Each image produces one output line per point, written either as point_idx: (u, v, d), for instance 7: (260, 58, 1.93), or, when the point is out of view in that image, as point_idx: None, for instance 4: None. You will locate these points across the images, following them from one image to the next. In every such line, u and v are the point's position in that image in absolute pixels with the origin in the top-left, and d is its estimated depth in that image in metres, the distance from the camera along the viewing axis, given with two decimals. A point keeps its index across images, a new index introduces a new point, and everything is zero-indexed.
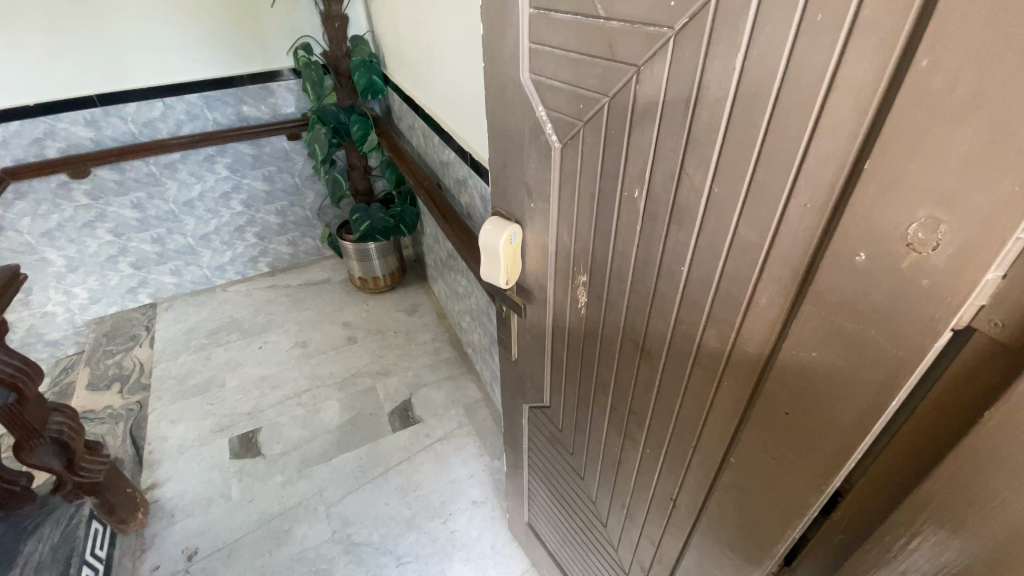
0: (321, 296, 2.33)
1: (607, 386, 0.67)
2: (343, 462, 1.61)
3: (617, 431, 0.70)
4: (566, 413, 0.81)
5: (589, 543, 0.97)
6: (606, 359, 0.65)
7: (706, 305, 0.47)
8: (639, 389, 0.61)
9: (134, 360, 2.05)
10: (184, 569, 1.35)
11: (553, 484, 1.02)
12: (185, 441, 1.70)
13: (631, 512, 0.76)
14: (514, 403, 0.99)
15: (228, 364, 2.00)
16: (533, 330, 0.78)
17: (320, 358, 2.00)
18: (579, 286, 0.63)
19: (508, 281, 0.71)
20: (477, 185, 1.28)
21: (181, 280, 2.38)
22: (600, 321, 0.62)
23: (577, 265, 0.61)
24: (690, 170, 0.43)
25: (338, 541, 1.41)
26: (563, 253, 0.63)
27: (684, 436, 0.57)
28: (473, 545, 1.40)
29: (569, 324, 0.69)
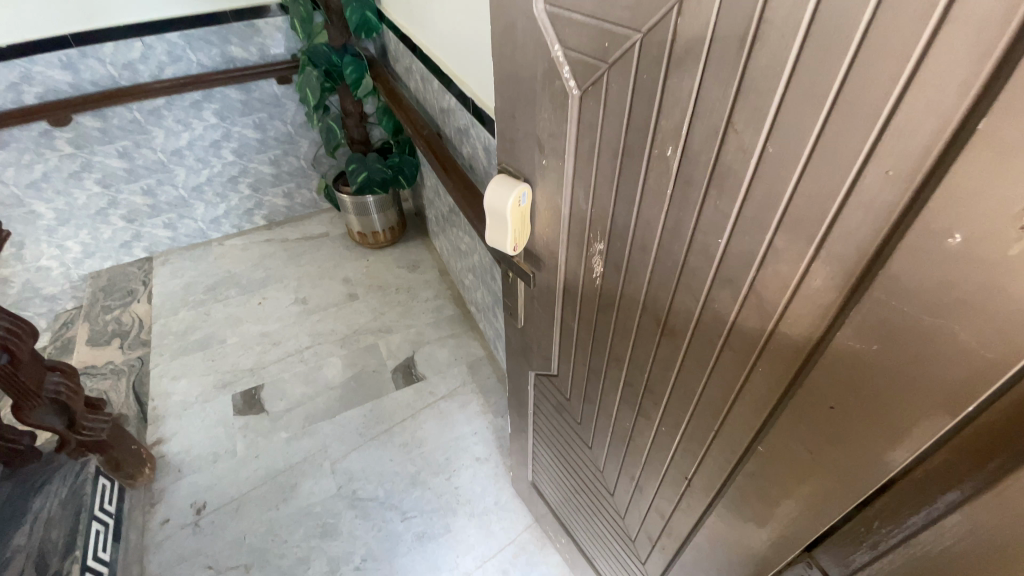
0: (320, 250, 2.27)
1: (621, 361, 0.62)
2: (346, 419, 1.61)
3: (630, 408, 0.66)
4: (575, 382, 0.77)
5: (594, 507, 0.95)
6: (621, 335, 0.60)
7: (745, 286, 0.41)
8: (656, 368, 0.57)
9: (133, 316, 2.02)
10: (193, 521, 1.37)
11: (558, 449, 1.00)
12: (188, 397, 1.69)
13: (639, 485, 0.74)
14: (520, 369, 0.95)
15: (229, 320, 1.97)
16: (541, 299, 0.73)
17: (321, 314, 1.96)
18: (594, 255, 0.57)
19: (515, 248, 0.64)
20: (479, 135, 1.19)
21: (175, 234, 2.31)
22: (616, 295, 0.57)
23: (593, 231, 0.55)
24: (738, 127, 0.36)
25: (344, 496, 1.42)
26: (576, 217, 0.57)
27: (704, 419, 0.53)
28: (476, 500, 1.42)
29: (582, 294, 0.63)
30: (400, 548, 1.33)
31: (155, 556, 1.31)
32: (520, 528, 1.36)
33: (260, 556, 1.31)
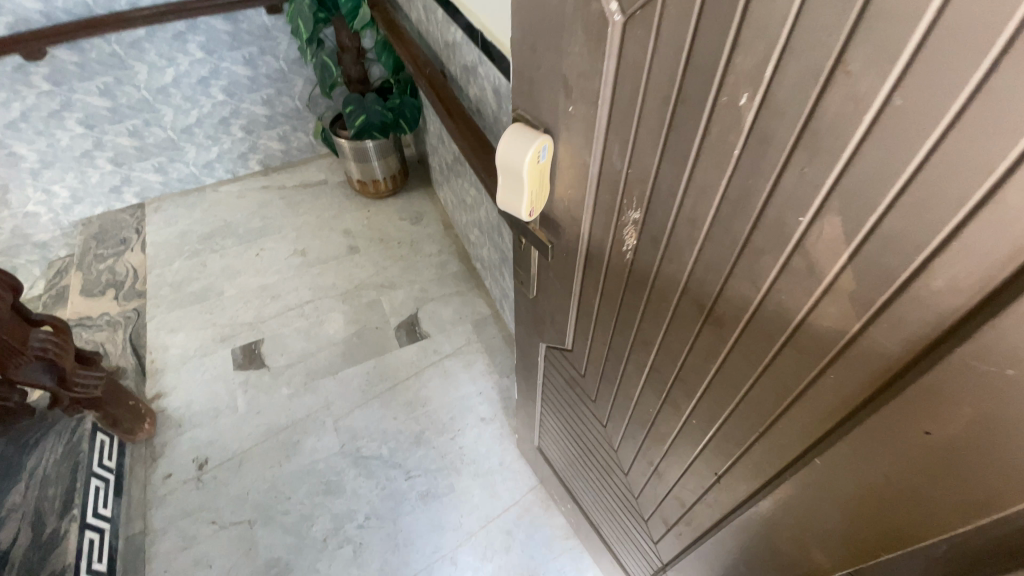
0: (319, 199, 2.16)
1: (649, 346, 0.55)
2: (348, 376, 1.57)
3: (654, 395, 0.59)
4: (591, 360, 0.70)
5: (605, 482, 0.91)
6: (651, 318, 0.52)
7: (828, 277, 0.33)
8: (692, 359, 0.49)
9: (127, 266, 1.95)
10: (196, 477, 1.36)
11: (568, 421, 0.94)
12: (187, 350, 1.65)
13: (657, 471, 0.68)
14: (529, 339, 0.88)
15: (226, 272, 1.90)
16: (558, 271, 0.64)
17: (321, 268, 1.88)
18: (627, 224, 0.48)
19: (531, 213, 0.55)
20: (488, 73, 1.06)
21: (167, 179, 2.19)
22: (650, 273, 0.48)
23: (627, 196, 0.46)
24: (853, 68, 0.26)
25: (347, 454, 1.40)
26: (607, 178, 0.47)
27: (746, 419, 0.47)
28: (482, 460, 1.39)
29: (607, 268, 0.55)
30: (404, 507, 1.31)
31: (159, 510, 1.31)
32: (525, 489, 1.34)
33: (264, 513, 1.30)
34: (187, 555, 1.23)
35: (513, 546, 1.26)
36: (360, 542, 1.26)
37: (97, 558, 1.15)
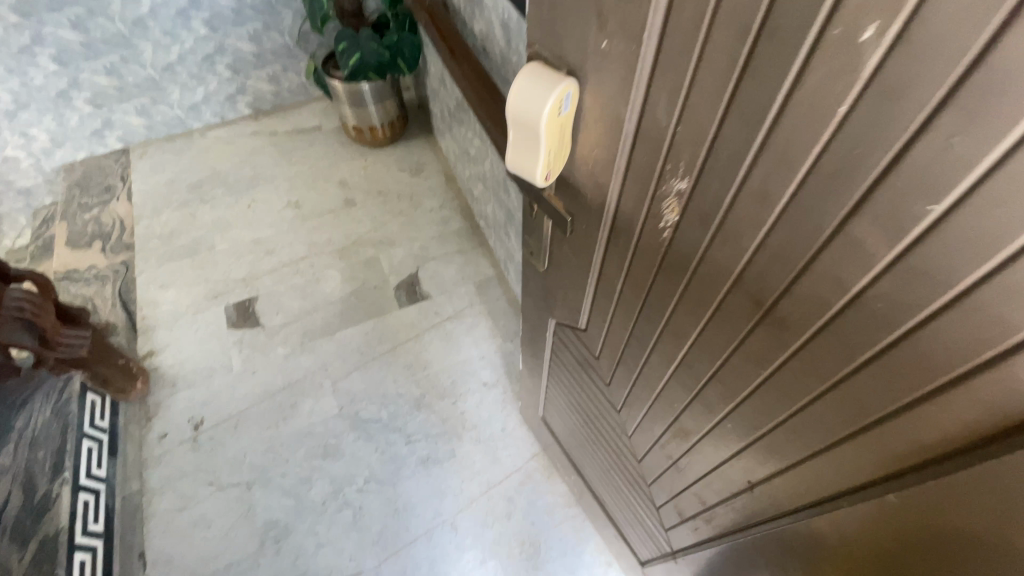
0: (313, 147, 2.03)
1: (682, 339, 0.47)
2: (346, 337, 1.50)
3: (683, 392, 0.51)
4: (608, 344, 0.62)
5: (614, 463, 0.86)
6: (689, 310, 0.43)
7: (965, 283, 0.25)
8: (738, 361, 0.41)
9: (113, 216, 1.85)
10: (191, 438, 1.33)
11: (576, 398, 0.88)
12: (178, 307, 1.59)
13: (676, 465, 0.62)
14: (537, 312, 0.80)
15: (216, 225, 1.80)
16: (575, 245, 0.55)
17: (316, 222, 1.78)
18: (667, 196, 0.39)
19: (547, 178, 0.46)
20: (497, 4, 0.92)
21: (151, 123, 2.05)
22: (693, 258, 0.40)
23: (672, 161, 0.36)
24: None
25: (346, 417, 1.36)
26: (644, 137, 0.38)
27: (802, 432, 0.39)
28: (484, 426, 1.35)
29: (635, 247, 0.46)
30: (404, 471, 1.29)
31: (155, 470, 1.28)
32: (527, 456, 1.30)
33: (262, 475, 1.28)
34: (185, 516, 1.22)
35: (515, 512, 1.23)
36: (360, 506, 1.24)
37: (93, 519, 1.14)
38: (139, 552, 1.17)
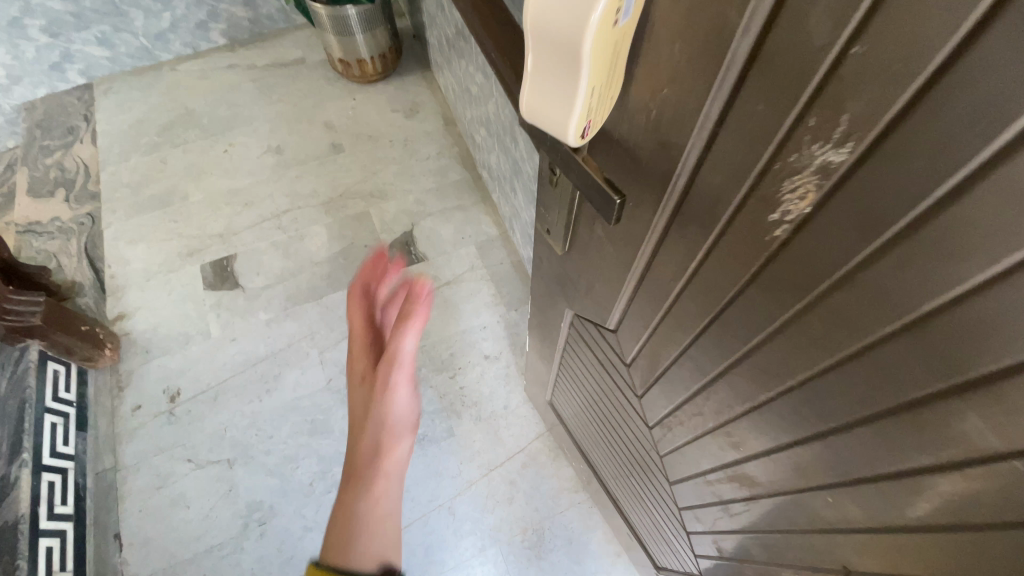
0: (296, 83, 1.80)
1: (772, 378, 0.32)
2: (334, 302, 1.36)
3: (759, 441, 0.38)
4: (646, 356, 0.47)
5: (635, 470, 0.74)
6: (800, 349, 0.29)
7: None
8: (885, 433, 0.27)
9: (77, 160, 1.67)
10: (168, 411, 1.23)
11: (591, 395, 0.75)
12: (150, 266, 1.44)
13: (726, 509, 0.49)
14: (551, 298, 0.65)
15: (190, 172, 1.62)
16: (613, 231, 0.40)
17: (300, 171, 1.60)
18: (796, 173, 0.23)
19: (584, 135, 0.30)
20: None
21: (115, 54, 1.82)
22: (827, 277, 0.25)
23: (819, 117, 0.21)
24: None
25: (334, 391, 1.25)
26: (767, 70, 0.22)
27: (981, 554, 0.26)
28: (485, 403, 1.23)
29: (712, 248, 0.31)
30: None
31: (129, 445, 1.19)
32: (531, 436, 1.19)
33: (244, 452, 1.18)
34: (162, 495, 1.14)
35: (516, 497, 1.13)
36: None
37: (60, 500, 1.06)
38: (115, 533, 1.11)
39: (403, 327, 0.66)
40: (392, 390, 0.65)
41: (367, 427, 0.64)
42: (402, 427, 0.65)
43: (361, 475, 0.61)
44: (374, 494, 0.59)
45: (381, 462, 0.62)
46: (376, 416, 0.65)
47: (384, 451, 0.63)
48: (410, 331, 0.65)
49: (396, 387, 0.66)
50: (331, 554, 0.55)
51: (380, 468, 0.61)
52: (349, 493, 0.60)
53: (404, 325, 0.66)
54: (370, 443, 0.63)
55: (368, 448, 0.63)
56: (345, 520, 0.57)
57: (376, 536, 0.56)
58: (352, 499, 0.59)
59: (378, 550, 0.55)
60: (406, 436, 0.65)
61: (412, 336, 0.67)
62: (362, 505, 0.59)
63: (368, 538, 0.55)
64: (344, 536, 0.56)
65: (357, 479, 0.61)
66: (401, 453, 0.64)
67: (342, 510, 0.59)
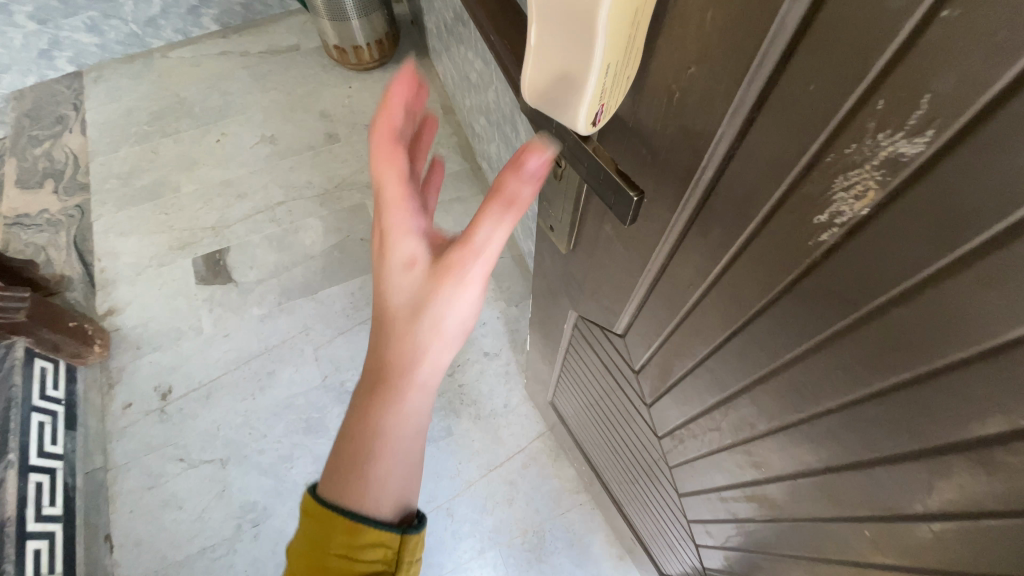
0: (290, 71, 1.74)
1: (805, 398, 0.29)
2: (330, 297, 1.33)
3: (785, 462, 0.34)
4: (657, 364, 0.44)
5: (640, 476, 0.71)
6: (842, 369, 0.25)
7: None
8: (939, 468, 0.24)
9: (66, 151, 1.62)
10: (159, 408, 1.20)
11: (595, 398, 0.71)
12: (140, 260, 1.40)
13: (740, 527, 0.46)
14: (553, 298, 0.61)
15: (182, 163, 1.58)
16: (623, 230, 0.36)
17: (294, 161, 1.55)
18: (855, 168, 0.20)
19: (596, 121, 0.26)
20: None
21: (104, 41, 1.76)
22: (884, 291, 0.21)
23: (890, 100, 0.17)
24: None
25: (330, 389, 1.22)
26: (823, 41, 0.18)
27: None
28: (484, 401, 1.20)
29: (741, 252, 0.27)
30: None
31: (120, 444, 1.16)
32: (532, 436, 1.16)
33: (238, 451, 1.16)
34: (154, 495, 1.11)
35: (516, 498, 1.10)
36: None
37: (49, 501, 1.03)
38: (106, 534, 1.08)
39: (520, 159, 0.34)
40: (454, 292, 0.39)
41: (394, 304, 0.40)
42: (447, 319, 0.40)
43: (382, 375, 0.41)
44: (400, 409, 0.42)
45: (402, 354, 0.41)
46: (411, 298, 0.39)
47: (415, 359, 0.41)
48: (532, 168, 0.33)
49: (472, 239, 0.37)
50: (327, 487, 0.42)
51: (407, 372, 0.41)
52: (362, 408, 0.42)
53: (522, 158, 0.34)
54: (394, 310, 0.40)
55: (388, 312, 0.41)
56: (350, 445, 0.42)
57: (386, 463, 0.42)
58: (364, 421, 0.42)
59: (397, 475, 0.42)
60: (453, 345, 0.42)
61: (506, 221, 0.36)
62: (372, 419, 0.41)
63: (375, 466, 0.42)
64: (356, 462, 0.42)
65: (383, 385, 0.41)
66: (435, 365, 0.42)
67: (348, 439, 0.42)
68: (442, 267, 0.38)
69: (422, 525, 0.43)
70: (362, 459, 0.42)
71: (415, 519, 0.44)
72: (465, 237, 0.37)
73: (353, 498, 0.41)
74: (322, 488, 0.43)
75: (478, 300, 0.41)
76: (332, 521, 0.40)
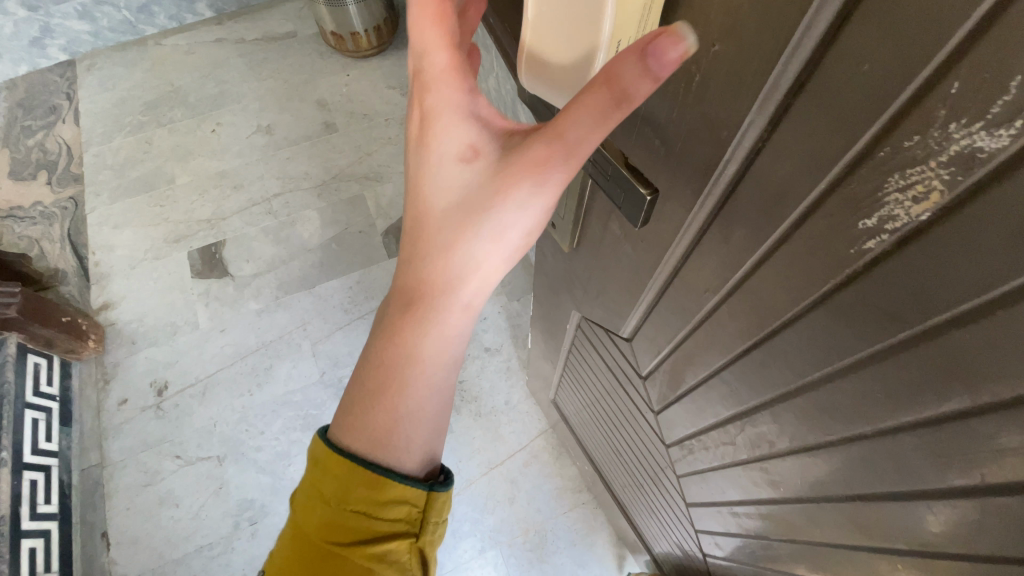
0: (286, 59, 1.70)
1: (836, 418, 0.26)
2: (327, 291, 1.30)
3: (806, 483, 0.32)
4: (665, 372, 0.41)
5: (645, 481, 0.68)
6: (885, 393, 0.23)
7: None
8: (989, 512, 0.21)
9: (59, 142, 1.59)
10: (155, 404, 1.18)
11: (598, 400, 0.69)
12: (135, 253, 1.38)
13: (751, 543, 0.44)
14: (556, 297, 0.58)
15: (177, 153, 1.54)
16: (632, 230, 0.34)
17: (291, 152, 1.52)
18: (918, 165, 0.17)
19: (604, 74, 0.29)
20: None
21: (97, 28, 1.72)
22: (943, 309, 0.18)
23: (968, 81, 0.14)
24: None
25: (328, 385, 1.20)
26: (886, 9, 0.15)
27: None
28: (484, 398, 1.18)
29: (769, 258, 0.24)
30: None
31: (115, 441, 1.15)
32: (533, 433, 1.14)
33: (235, 448, 1.14)
34: (151, 493, 1.10)
35: (517, 497, 1.09)
36: None
37: (44, 499, 1.02)
38: (102, 531, 1.07)
39: (644, 43, 0.22)
40: (519, 203, 0.32)
41: (446, 210, 0.35)
42: (502, 237, 0.35)
43: (422, 294, 0.38)
44: (439, 334, 0.38)
45: (447, 273, 0.36)
46: (464, 203, 0.34)
47: (460, 277, 0.36)
48: (658, 64, 0.21)
49: (548, 144, 0.29)
50: (346, 419, 0.40)
51: (451, 294, 0.37)
52: (395, 330, 0.39)
53: (648, 44, 0.22)
54: (443, 217, 0.35)
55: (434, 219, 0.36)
56: (381, 372, 0.39)
57: (418, 396, 0.39)
58: (398, 346, 0.38)
59: (427, 411, 0.40)
60: (504, 266, 0.37)
61: (607, 124, 0.26)
62: (408, 345, 0.38)
63: (406, 399, 0.39)
64: (389, 392, 0.39)
65: (423, 305, 0.38)
66: (480, 290, 0.38)
67: (381, 363, 0.39)
68: (503, 172, 0.32)
69: (449, 483, 0.40)
70: (394, 391, 0.39)
71: (442, 475, 0.41)
72: (537, 136, 0.30)
73: (379, 437, 0.39)
74: (344, 429, 0.40)
75: (541, 219, 0.34)
76: (351, 473, 0.38)
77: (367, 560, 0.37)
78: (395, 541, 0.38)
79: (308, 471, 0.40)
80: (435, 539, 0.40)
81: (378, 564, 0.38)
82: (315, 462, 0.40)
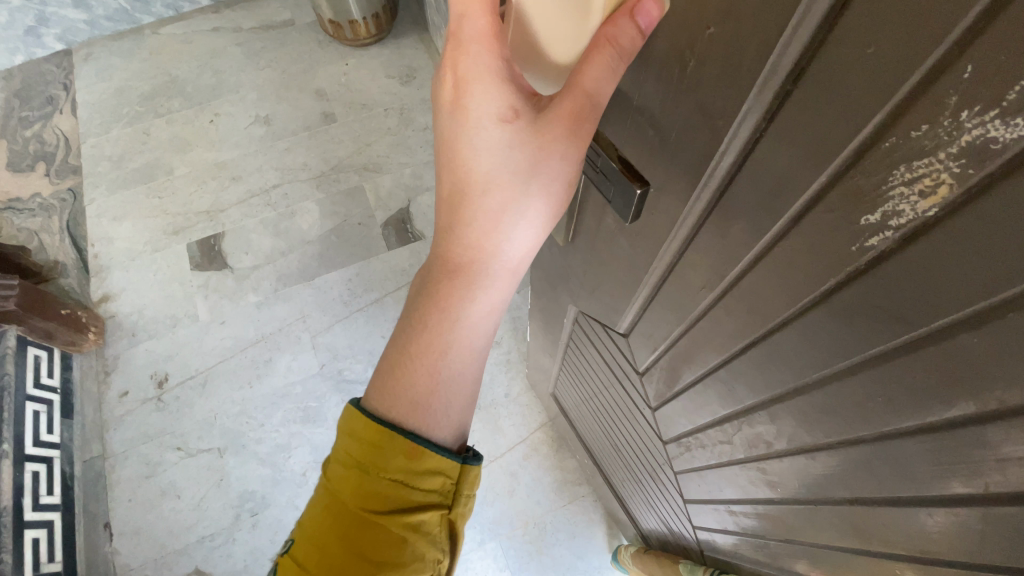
0: (284, 47, 1.68)
1: (836, 423, 0.25)
2: (326, 284, 1.30)
3: (803, 485, 0.31)
4: (662, 369, 0.41)
5: (644, 476, 0.67)
6: (888, 398, 0.22)
7: None
8: (991, 521, 0.20)
9: (57, 133, 1.58)
10: (156, 397, 1.18)
11: (597, 395, 0.68)
12: (134, 245, 1.37)
13: (748, 541, 0.43)
14: (554, 290, 0.57)
15: (175, 144, 1.53)
16: (627, 224, 0.32)
17: (290, 143, 1.50)
18: (927, 157, 0.16)
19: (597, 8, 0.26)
20: None
21: (93, 17, 1.70)
22: (952, 312, 0.17)
23: (984, 66, 0.13)
24: None
25: (327, 377, 1.20)
26: None
27: None
28: (484, 391, 1.17)
29: (768, 257, 0.23)
30: None
31: (117, 433, 1.15)
32: (533, 426, 1.14)
33: (235, 440, 1.14)
34: (152, 484, 1.11)
35: (517, 489, 1.08)
36: None
37: (46, 491, 1.02)
38: (105, 522, 1.08)
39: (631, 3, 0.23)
40: (561, 153, 0.31)
41: (484, 170, 0.33)
42: (546, 190, 0.33)
43: (466, 256, 0.36)
44: (483, 294, 0.37)
45: (490, 233, 0.35)
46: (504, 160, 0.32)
47: (505, 234, 0.35)
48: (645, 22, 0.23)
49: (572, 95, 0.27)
50: (382, 385, 0.37)
51: (494, 254, 0.36)
52: (437, 295, 0.37)
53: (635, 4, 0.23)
54: (483, 177, 0.33)
55: (472, 180, 0.34)
56: (420, 338, 0.37)
57: (461, 360, 0.37)
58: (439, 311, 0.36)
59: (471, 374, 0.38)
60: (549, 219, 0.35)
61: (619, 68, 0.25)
62: (449, 309, 0.37)
63: (448, 365, 0.37)
64: (432, 359, 0.37)
65: (468, 265, 0.36)
66: (525, 248, 0.36)
67: (421, 329, 0.37)
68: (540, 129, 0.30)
69: (481, 458, 0.39)
70: (435, 357, 0.37)
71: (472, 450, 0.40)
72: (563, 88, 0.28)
73: (420, 402, 0.36)
74: (376, 396, 0.37)
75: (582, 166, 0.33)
76: (390, 442, 0.35)
77: (403, 530, 0.35)
78: (429, 513, 0.36)
79: (340, 442, 0.37)
80: (466, 511, 0.38)
81: (412, 536, 0.35)
82: (348, 432, 0.36)
